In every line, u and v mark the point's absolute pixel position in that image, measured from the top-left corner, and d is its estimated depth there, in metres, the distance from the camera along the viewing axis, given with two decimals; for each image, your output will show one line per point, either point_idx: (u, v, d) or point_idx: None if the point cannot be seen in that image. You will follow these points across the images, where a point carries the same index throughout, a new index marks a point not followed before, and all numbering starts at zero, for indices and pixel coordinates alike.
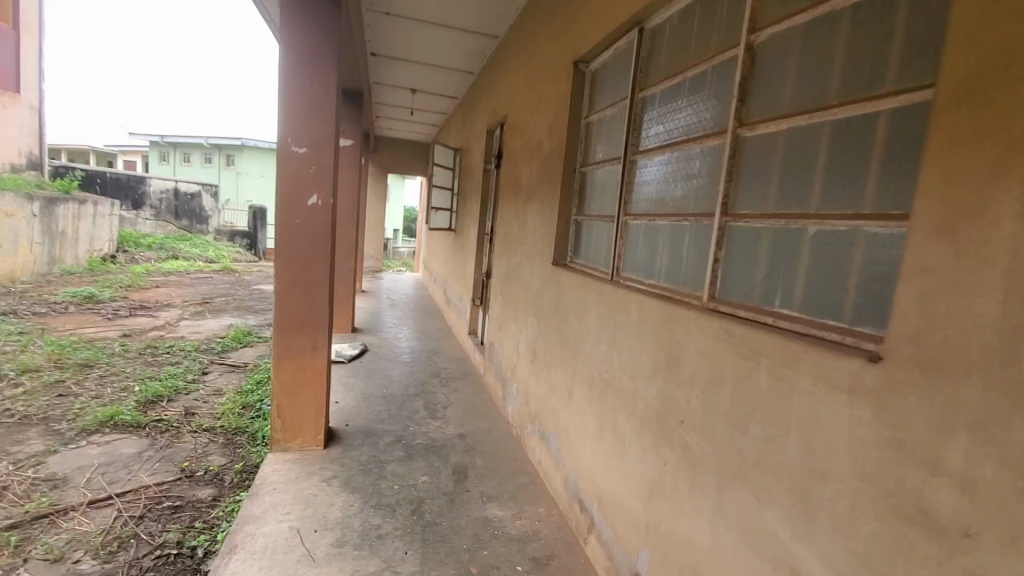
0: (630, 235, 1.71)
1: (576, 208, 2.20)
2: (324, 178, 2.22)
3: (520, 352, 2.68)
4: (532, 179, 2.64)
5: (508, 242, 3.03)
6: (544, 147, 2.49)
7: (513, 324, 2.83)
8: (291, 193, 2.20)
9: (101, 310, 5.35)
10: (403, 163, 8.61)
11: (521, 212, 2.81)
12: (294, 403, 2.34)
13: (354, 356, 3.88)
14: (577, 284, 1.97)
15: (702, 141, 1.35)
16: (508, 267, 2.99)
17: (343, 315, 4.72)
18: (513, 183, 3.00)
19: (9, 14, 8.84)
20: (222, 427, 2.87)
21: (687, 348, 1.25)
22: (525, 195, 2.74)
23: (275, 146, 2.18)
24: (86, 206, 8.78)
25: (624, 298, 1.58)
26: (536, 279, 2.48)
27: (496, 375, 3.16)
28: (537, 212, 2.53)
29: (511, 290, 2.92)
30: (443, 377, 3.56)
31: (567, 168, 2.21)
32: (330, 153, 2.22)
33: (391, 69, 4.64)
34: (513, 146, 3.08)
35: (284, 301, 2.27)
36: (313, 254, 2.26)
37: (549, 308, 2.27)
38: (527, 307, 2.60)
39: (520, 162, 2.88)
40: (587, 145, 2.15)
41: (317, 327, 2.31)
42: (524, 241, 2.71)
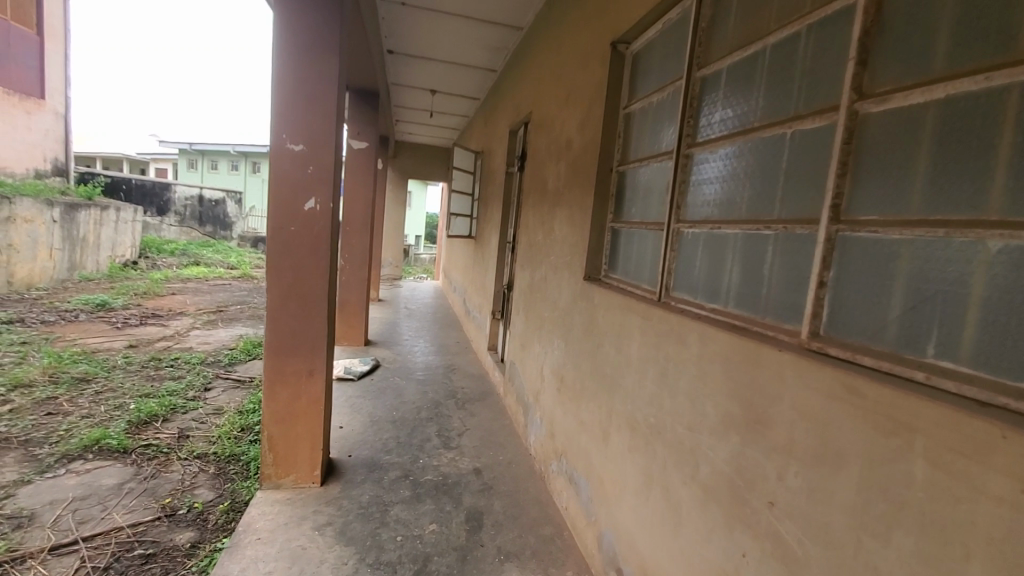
0: (685, 247, 1.38)
1: (614, 214, 1.88)
2: (322, 180, 1.94)
3: (545, 377, 2.35)
4: (561, 182, 2.33)
5: (532, 252, 2.71)
6: (574, 145, 2.18)
7: (537, 344, 2.50)
8: (285, 198, 1.93)
9: (112, 319, 5.20)
10: (423, 169, 8.39)
11: (547, 219, 2.49)
12: (287, 435, 2.05)
13: (364, 373, 3.59)
14: (614, 304, 1.64)
15: (793, 124, 1.02)
16: (533, 279, 2.68)
17: (356, 327, 4.45)
18: (539, 186, 2.69)
19: (34, 21, 9.00)
20: (216, 453, 2.60)
21: (779, 401, 0.92)
22: (553, 199, 2.42)
23: (269, 144, 1.91)
24: (108, 212, 8.79)
25: (679, 326, 1.25)
26: (564, 294, 2.16)
27: (517, 398, 2.83)
28: (566, 218, 2.21)
29: (535, 305, 2.60)
30: (459, 398, 3.24)
31: (602, 167, 1.89)
32: (330, 151, 1.94)
33: (409, 68, 4.38)
34: (539, 147, 2.77)
35: (277, 319, 1.98)
36: (310, 267, 1.97)
37: (580, 330, 1.94)
38: (553, 326, 2.27)
39: (546, 164, 2.57)
40: (627, 141, 1.83)
41: (315, 349, 2.03)
42: (551, 250, 2.39)
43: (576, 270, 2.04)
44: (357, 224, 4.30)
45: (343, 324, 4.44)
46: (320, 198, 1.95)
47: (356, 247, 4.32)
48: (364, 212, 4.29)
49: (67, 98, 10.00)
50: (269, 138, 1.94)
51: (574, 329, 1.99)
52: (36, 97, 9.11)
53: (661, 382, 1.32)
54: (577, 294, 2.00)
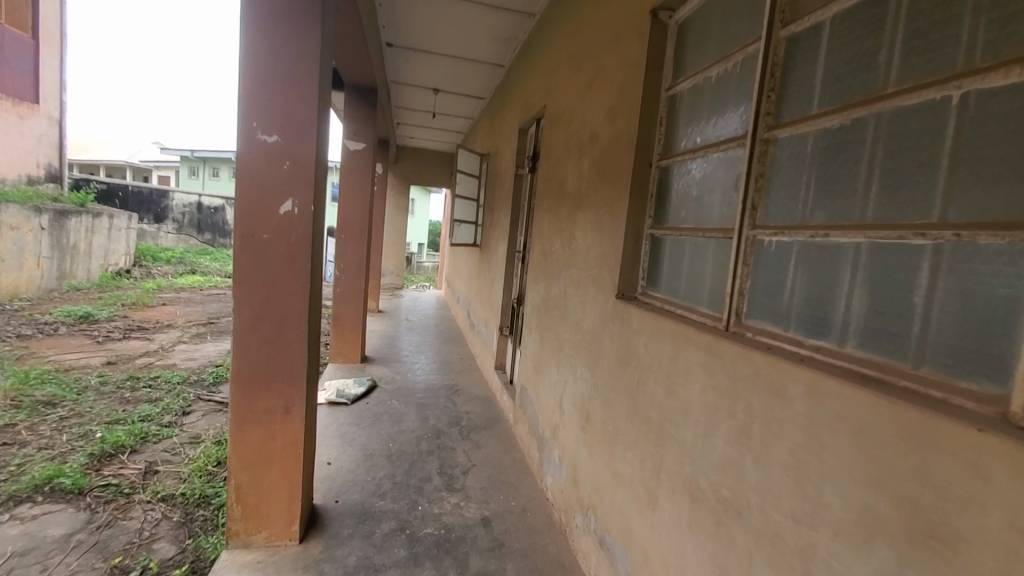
0: (766, 261, 1.05)
1: (654, 220, 1.55)
2: (301, 179, 1.61)
3: (565, 410, 2.01)
4: (583, 183, 2.00)
5: (547, 263, 2.38)
6: (600, 137, 1.85)
7: (555, 370, 2.16)
8: (257, 199, 1.60)
9: (94, 332, 4.87)
10: (426, 174, 8.09)
11: (566, 225, 2.16)
12: (259, 482, 1.71)
13: (359, 396, 3.24)
14: (661, 332, 1.30)
15: (970, 80, 0.68)
16: (548, 294, 2.34)
17: (353, 342, 4.13)
18: (555, 189, 2.36)
19: (29, 24, 8.75)
20: (184, 495, 2.25)
21: (986, 515, 0.57)
22: (573, 204, 2.09)
23: (236, 135, 1.59)
24: (101, 219, 8.50)
25: (769, 372, 0.91)
26: (589, 314, 1.81)
27: (531, 429, 2.49)
28: (590, 224, 1.87)
29: (552, 325, 2.26)
30: (464, 425, 2.90)
31: (638, 162, 1.56)
32: (311, 144, 1.61)
33: (410, 63, 4.07)
34: (554, 144, 2.45)
35: (246, 345, 1.64)
36: (287, 282, 1.64)
37: (612, 359, 1.59)
38: (576, 351, 1.93)
39: (565, 162, 2.24)
40: (671, 130, 1.50)
41: (292, 380, 1.68)
42: (572, 261, 2.05)
43: (606, 286, 1.70)
44: (353, 232, 3.95)
45: (338, 339, 4.11)
46: (298, 200, 1.62)
47: (352, 256, 3.97)
48: (360, 218, 3.95)
49: (63, 102, 9.76)
50: (237, 127, 1.61)
51: (604, 358, 1.65)
52: (30, 102, 8.89)
53: (741, 444, 0.97)
54: (607, 314, 1.66)
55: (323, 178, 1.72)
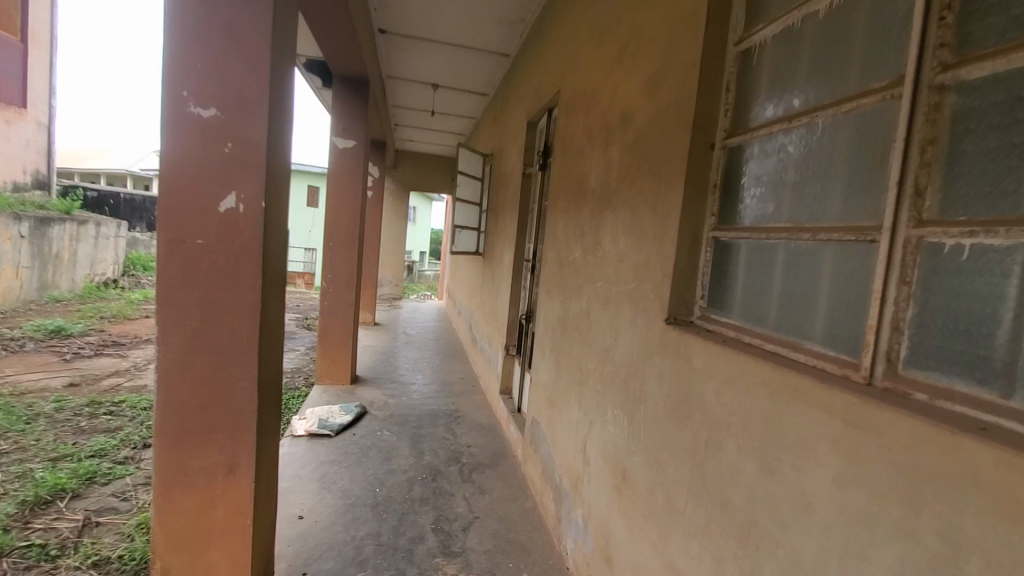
0: (950, 280, 0.66)
1: (719, 219, 1.16)
2: (247, 166, 1.22)
3: (591, 459, 1.59)
4: (610, 177, 1.62)
5: (565, 274, 1.98)
6: (636, 116, 1.46)
7: (577, 407, 1.75)
8: (188, 192, 1.21)
9: (62, 349, 4.45)
10: (426, 180, 7.74)
11: (590, 228, 1.76)
12: (194, 565, 1.31)
13: (345, 427, 2.83)
14: (750, 378, 0.90)
15: None
16: (567, 311, 1.93)
17: (340, 361, 3.67)
18: (574, 185, 1.96)
19: (18, 26, 8.37)
20: (123, 560, 1.84)
21: None
22: (598, 203, 1.70)
23: (161, 108, 1.20)
24: (87, 227, 8.13)
25: (1007, 478, 0.51)
26: (626, 340, 1.40)
27: (544, 474, 2.07)
28: (624, 226, 1.47)
29: (572, 350, 1.85)
30: (466, 463, 2.48)
31: (697, 141, 1.17)
32: (262, 121, 1.22)
33: (407, 53, 3.70)
34: (571, 134, 2.07)
35: (175, 387, 1.24)
36: (229, 302, 1.24)
37: (663, 405, 1.18)
38: (606, 387, 1.52)
39: (586, 154, 1.85)
40: (745, 98, 1.12)
41: (237, 431, 1.28)
42: (599, 271, 1.64)
43: (649, 305, 1.29)
44: (343, 238, 3.55)
45: (325, 358, 3.66)
46: (244, 193, 1.23)
47: (341, 265, 3.57)
48: (351, 224, 3.55)
49: (53, 107, 9.38)
50: (163, 100, 1.23)
51: (649, 402, 1.25)
52: (17, 106, 8.54)
53: None
54: (652, 343, 1.25)
55: (278, 168, 1.33)
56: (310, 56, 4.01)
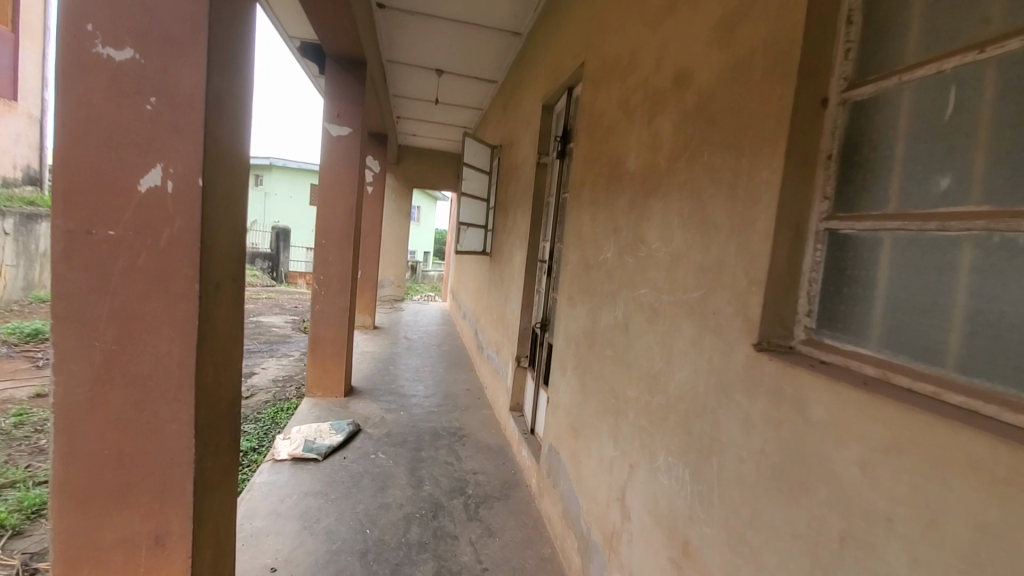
0: None
1: (835, 204, 0.82)
2: (175, 129, 0.89)
3: (632, 513, 1.25)
4: (656, 156, 1.28)
5: (594, 278, 1.64)
6: (696, 75, 1.12)
7: (610, 444, 1.41)
8: (94, 164, 0.88)
9: (34, 355, 4.12)
10: (431, 177, 7.44)
11: (629, 222, 1.41)
12: None
13: (335, 449, 2.49)
14: (943, 457, 0.56)
15: None
16: (597, 324, 1.59)
17: (334, 371, 3.33)
18: (606, 170, 1.62)
19: (11, 17, 8.03)
20: None
21: None
22: (639, 190, 1.36)
23: (56, 46, 0.86)
24: None
25: None
26: (687, 367, 1.06)
27: (565, 516, 1.73)
28: (681, 217, 1.13)
29: (605, 372, 1.50)
30: (471, 495, 2.15)
31: (803, 94, 0.83)
32: (199, 67, 0.89)
33: (409, 32, 3.37)
34: (600, 111, 1.73)
35: (81, 432, 0.92)
36: (154, 315, 0.91)
37: (755, 466, 0.83)
38: (655, 426, 1.17)
39: (623, 131, 1.51)
40: (879, 31, 0.79)
41: (167, 489, 0.95)
42: (644, 275, 1.30)
43: (727, 323, 0.94)
44: (336, 235, 3.21)
45: (316, 367, 3.32)
46: (172, 167, 0.89)
47: (335, 266, 3.23)
48: (345, 220, 3.21)
49: (46, 101, 9.09)
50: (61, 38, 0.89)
51: (730, 457, 0.90)
52: (8, 99, 8.24)
53: None
54: (733, 376, 0.91)
55: (227, 138, 1.00)
56: (304, 38, 3.67)
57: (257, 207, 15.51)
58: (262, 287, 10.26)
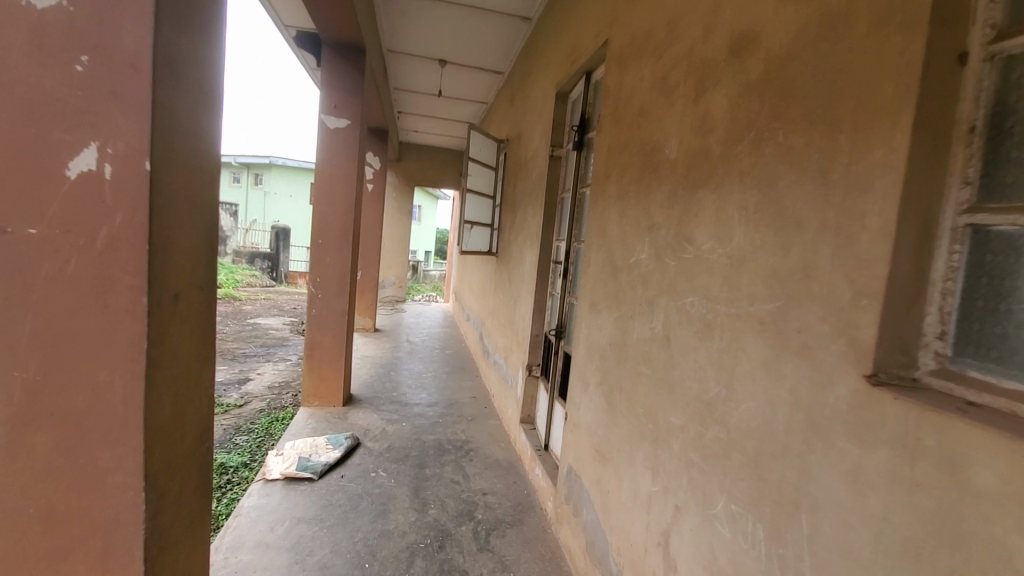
0: None
1: (980, 192, 0.62)
2: (113, 97, 0.70)
3: (680, 566, 1.05)
4: (707, 138, 1.08)
5: (624, 283, 1.44)
6: (764, 37, 0.92)
7: (647, 477, 1.21)
8: (12, 142, 0.69)
9: None
10: (432, 175, 7.25)
11: (670, 217, 1.21)
12: None
13: (332, 466, 2.29)
14: None
15: None
16: (629, 335, 1.38)
17: (332, 378, 3.13)
18: (638, 160, 1.42)
19: None
20: None
21: None
22: (684, 181, 1.16)
23: None
24: None
25: None
26: (759, 397, 0.85)
27: (589, 551, 1.53)
28: (747, 212, 0.93)
29: (639, 392, 1.29)
30: (481, 520, 1.95)
31: (936, 47, 0.63)
32: (146, 20, 0.69)
33: (410, 19, 3.16)
34: (629, 92, 1.53)
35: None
36: (89, 336, 0.72)
37: (875, 538, 0.63)
38: (711, 465, 0.96)
39: (660, 113, 1.31)
40: None
41: (110, 556, 0.75)
42: (691, 281, 1.09)
43: (821, 345, 0.73)
44: (334, 235, 3.01)
45: (312, 375, 3.12)
46: (110, 146, 0.70)
47: (332, 267, 3.03)
48: (343, 218, 3.01)
49: None
50: None
51: (831, 520, 0.69)
52: None
53: None
54: (833, 416, 0.70)
55: (187, 111, 0.80)
56: (299, 27, 3.46)
57: (256, 206, 15.30)
58: (260, 288, 10.04)
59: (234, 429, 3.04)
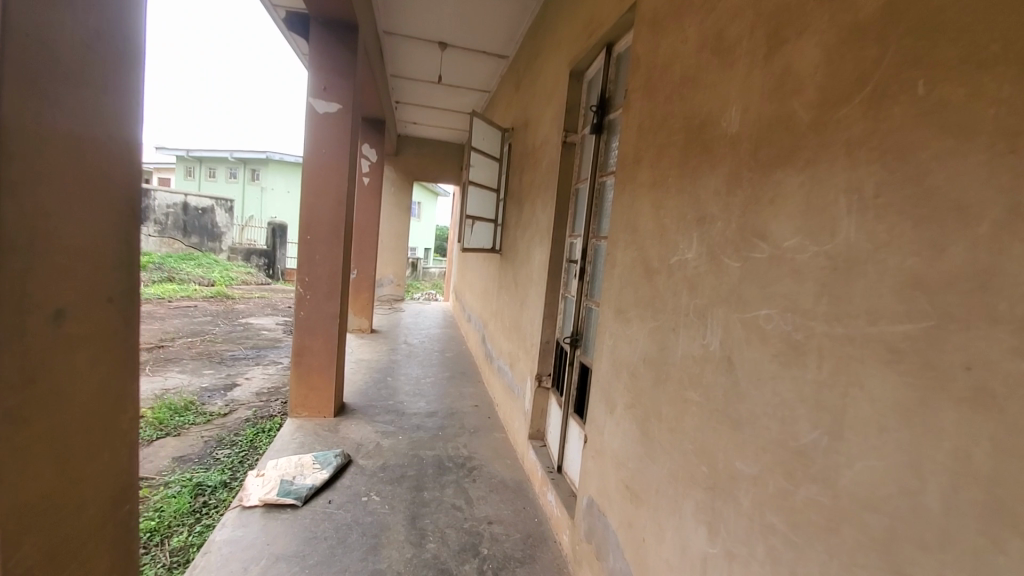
0: None
1: None
2: None
3: None
4: (789, 103, 0.83)
5: (663, 288, 1.19)
6: None
7: (701, 533, 0.96)
8: None
9: None
10: (432, 170, 7.01)
11: (729, 207, 0.96)
12: None
13: (318, 490, 2.04)
14: None
15: None
16: (671, 353, 1.14)
17: (323, 386, 2.88)
18: (680, 140, 1.18)
19: None
20: None
21: None
22: (750, 159, 0.91)
23: None
24: None
25: None
26: (891, 456, 0.61)
27: None
28: (862, 197, 0.68)
29: (685, 424, 1.05)
30: (487, 556, 1.70)
31: None
32: None
33: None
34: (667, 59, 1.28)
35: None
36: None
37: None
38: (805, 536, 0.72)
39: (713, 80, 1.06)
40: None
41: None
42: (764, 289, 0.85)
43: (1013, 394, 0.49)
44: (324, 230, 2.75)
45: (301, 383, 2.87)
46: None
47: (322, 266, 2.77)
48: (334, 212, 2.75)
49: None
50: None
51: None
52: None
53: None
54: None
55: (74, 49, 0.56)
56: (288, 5, 3.19)
57: (253, 202, 15.01)
58: (256, 286, 9.75)
59: (216, 441, 2.78)
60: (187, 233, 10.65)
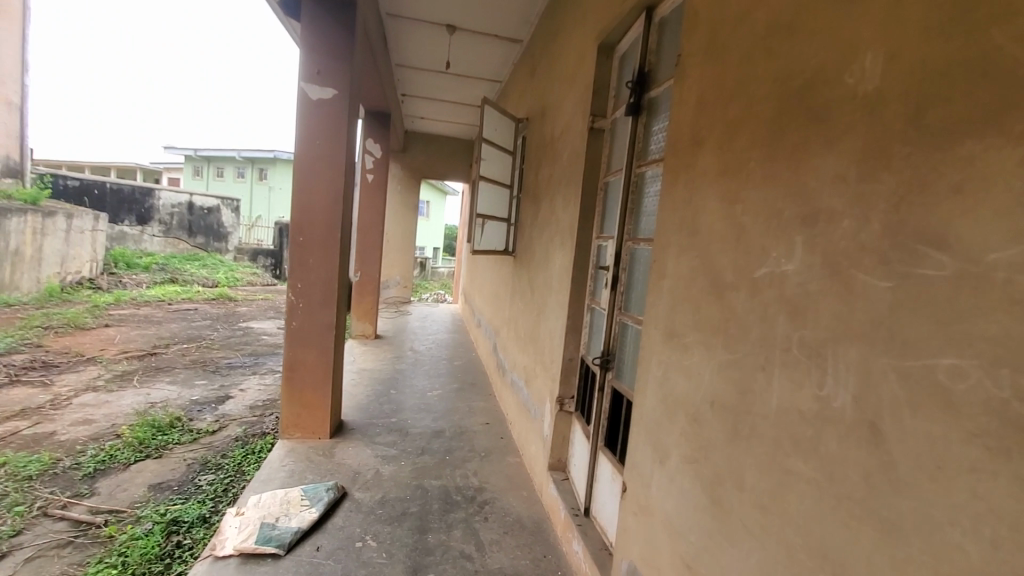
0: None
1: None
2: None
3: None
4: (989, 33, 0.53)
5: (743, 310, 0.89)
6: None
7: None
8: None
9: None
10: (440, 167, 6.73)
11: (867, 201, 0.66)
12: None
13: (305, 534, 1.76)
14: None
15: None
16: (758, 401, 0.83)
17: (318, 404, 2.59)
18: (768, 109, 0.87)
19: None
20: None
21: None
22: (908, 126, 0.61)
23: None
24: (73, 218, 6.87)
25: None
26: None
27: None
28: None
29: (786, 505, 0.75)
30: None
31: None
32: None
33: None
34: (742, 7, 0.97)
35: None
36: None
37: None
38: None
39: (827, 20, 0.75)
40: None
41: None
42: (947, 328, 0.54)
43: None
44: (318, 231, 2.47)
45: (294, 400, 2.59)
46: None
47: (316, 271, 2.49)
48: (329, 211, 2.46)
49: None
50: None
51: None
52: None
53: None
54: None
55: None
56: None
57: (260, 202, 14.84)
58: (261, 287, 9.54)
59: (200, 464, 2.51)
60: (192, 233, 10.43)
